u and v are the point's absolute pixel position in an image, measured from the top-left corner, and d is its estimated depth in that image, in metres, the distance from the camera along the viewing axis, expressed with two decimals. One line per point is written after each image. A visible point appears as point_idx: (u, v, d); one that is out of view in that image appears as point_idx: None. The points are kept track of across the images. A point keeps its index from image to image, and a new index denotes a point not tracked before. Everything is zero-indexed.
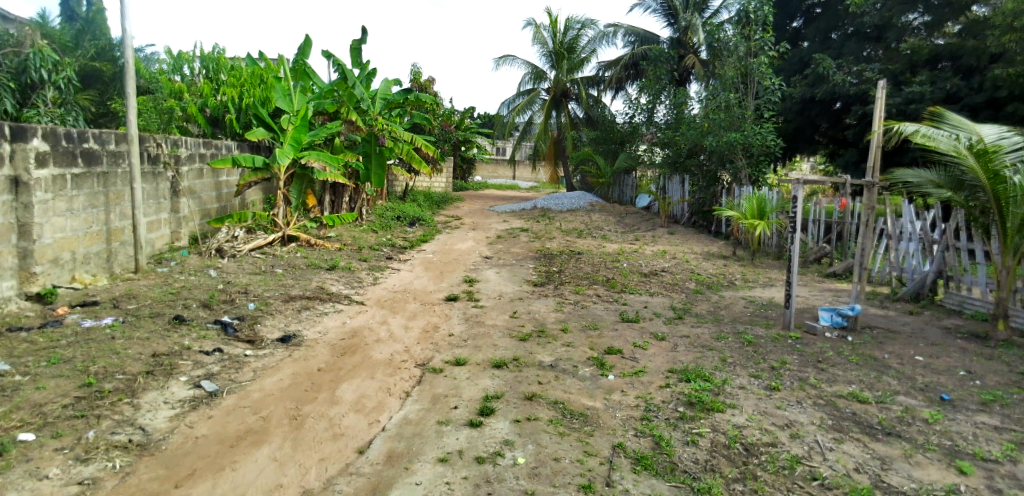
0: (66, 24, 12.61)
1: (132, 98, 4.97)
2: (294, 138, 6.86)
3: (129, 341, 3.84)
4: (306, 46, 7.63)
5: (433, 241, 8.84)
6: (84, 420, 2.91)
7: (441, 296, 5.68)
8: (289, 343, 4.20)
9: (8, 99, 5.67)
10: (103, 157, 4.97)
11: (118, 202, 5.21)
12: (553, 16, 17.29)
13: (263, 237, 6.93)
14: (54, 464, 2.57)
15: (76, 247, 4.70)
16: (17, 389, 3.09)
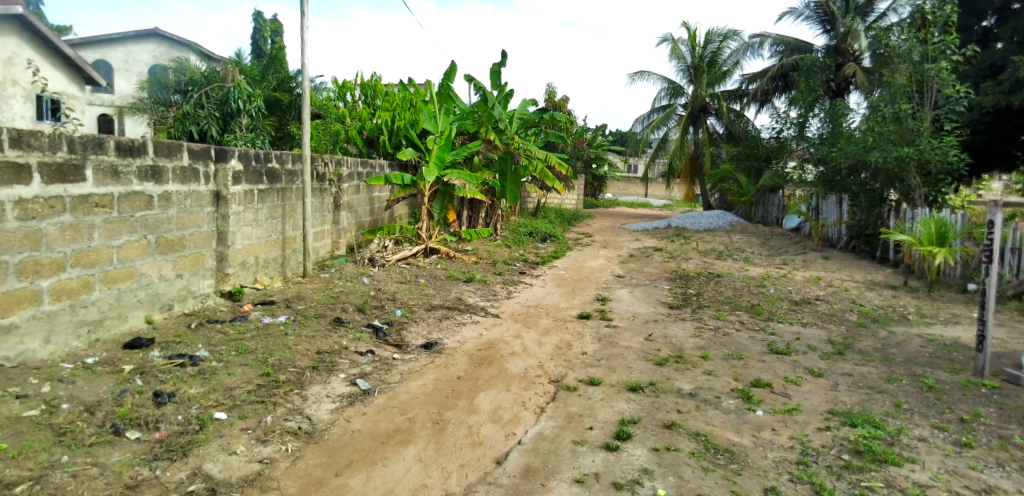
0: (256, 60, 14.71)
1: (307, 123, 5.62)
2: (438, 157, 7.32)
3: (298, 338, 4.31)
4: (451, 71, 8.11)
5: (564, 258, 8.89)
6: (264, 406, 3.30)
7: (574, 313, 5.67)
8: (432, 350, 4.43)
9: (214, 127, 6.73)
10: (282, 175, 5.68)
11: (292, 214, 5.91)
12: (692, 30, 16.80)
13: (408, 248, 7.46)
14: (241, 442, 2.93)
15: (258, 252, 5.40)
16: (213, 373, 3.60)
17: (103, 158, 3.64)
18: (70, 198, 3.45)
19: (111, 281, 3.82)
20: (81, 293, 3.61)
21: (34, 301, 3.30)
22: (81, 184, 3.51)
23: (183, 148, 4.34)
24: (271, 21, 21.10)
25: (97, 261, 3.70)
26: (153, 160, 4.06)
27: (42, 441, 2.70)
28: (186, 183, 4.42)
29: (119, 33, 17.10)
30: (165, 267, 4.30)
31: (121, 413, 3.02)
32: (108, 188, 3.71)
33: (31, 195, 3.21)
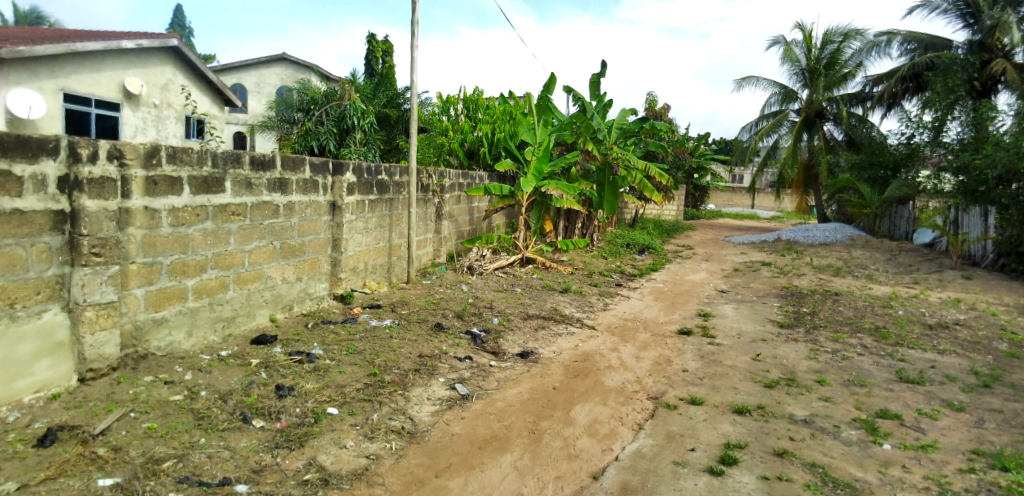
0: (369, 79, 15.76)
1: (414, 137, 5.90)
2: (536, 169, 7.40)
3: (402, 341, 4.52)
4: (550, 82, 8.19)
5: (663, 270, 8.62)
6: (371, 404, 3.49)
7: (674, 328, 5.46)
8: (528, 359, 4.46)
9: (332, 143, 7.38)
10: (391, 187, 6.01)
11: (399, 223, 6.24)
12: (808, 31, 15.78)
13: (505, 257, 7.60)
14: (350, 437, 3.11)
15: (367, 258, 5.74)
16: (327, 370, 3.87)
17: (239, 172, 4.05)
18: (212, 207, 3.87)
19: (242, 282, 4.23)
20: (218, 292, 4.03)
21: (180, 299, 3.73)
22: (221, 195, 3.92)
23: (306, 162, 4.73)
24: (382, 42, 22.55)
25: (232, 264, 4.11)
26: (280, 173, 4.46)
27: (184, 423, 3.03)
28: (307, 194, 4.81)
29: (254, 59, 19.09)
30: (287, 270, 4.70)
31: (249, 402, 3.32)
32: (243, 198, 4.13)
33: (182, 204, 3.63)
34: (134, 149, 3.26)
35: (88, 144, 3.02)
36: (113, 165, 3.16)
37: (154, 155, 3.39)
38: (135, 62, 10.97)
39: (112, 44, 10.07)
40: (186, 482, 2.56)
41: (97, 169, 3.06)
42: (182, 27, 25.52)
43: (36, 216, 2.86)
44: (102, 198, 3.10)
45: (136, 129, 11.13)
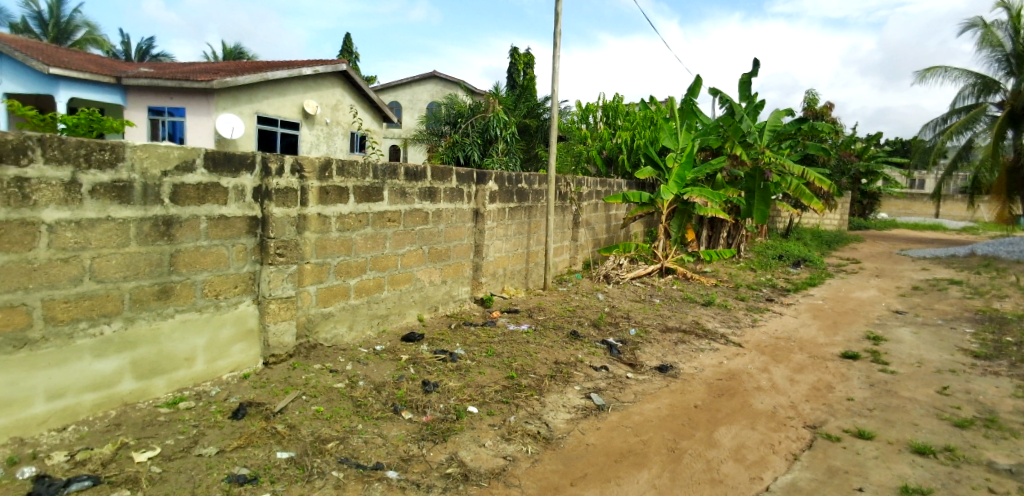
0: (512, 92, 16.38)
1: (554, 146, 5.97)
2: (678, 176, 7.14)
3: (539, 346, 4.60)
4: (696, 85, 7.85)
5: (823, 286, 7.79)
6: (508, 406, 3.58)
7: (836, 351, 4.89)
8: (667, 374, 4.28)
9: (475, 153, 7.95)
10: (530, 194, 6.15)
11: (537, 230, 6.36)
12: (1015, 10, 13.39)
13: (643, 266, 7.41)
14: (489, 437, 3.21)
15: (507, 264, 5.94)
16: (468, 370, 4.05)
17: (395, 182, 4.41)
18: (372, 214, 4.26)
19: (396, 283, 4.60)
20: (375, 291, 4.41)
21: (344, 296, 4.15)
22: (380, 203, 4.30)
23: (453, 173, 5.02)
24: (524, 55, 23.34)
25: (387, 266, 4.48)
26: (430, 183, 4.78)
27: (345, 408, 3.35)
28: (453, 202, 5.10)
29: (406, 78, 20.85)
30: (434, 273, 5.01)
31: (399, 395, 3.58)
32: (398, 206, 4.49)
33: (348, 211, 4.04)
34: (312, 163, 3.69)
35: (277, 160, 3.48)
36: (295, 178, 3.61)
37: (327, 168, 3.81)
38: (312, 86, 12.50)
39: (295, 72, 11.58)
40: (346, 463, 2.82)
41: (282, 181, 3.52)
42: (350, 53, 28.54)
43: (236, 221, 3.36)
44: (286, 205, 3.55)
45: (310, 145, 12.75)
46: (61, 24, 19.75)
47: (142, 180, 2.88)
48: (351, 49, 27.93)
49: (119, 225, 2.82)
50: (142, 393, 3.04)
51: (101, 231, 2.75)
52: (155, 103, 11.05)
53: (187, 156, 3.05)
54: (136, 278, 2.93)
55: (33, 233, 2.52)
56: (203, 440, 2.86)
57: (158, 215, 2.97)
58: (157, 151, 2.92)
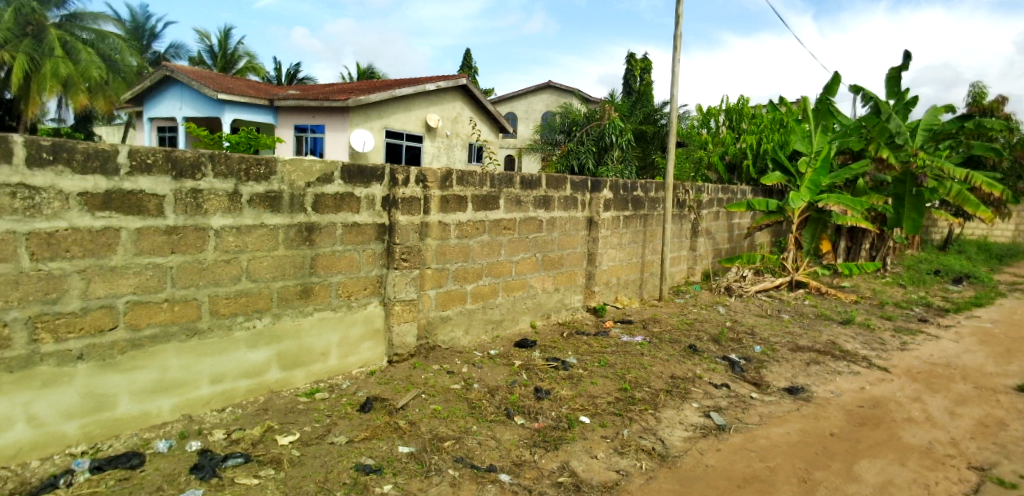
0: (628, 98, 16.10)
1: (672, 152, 5.76)
2: (812, 182, 6.58)
3: (654, 359, 4.45)
4: (833, 83, 7.20)
5: (992, 307, 6.73)
6: (621, 419, 3.49)
7: (1011, 384, 4.20)
8: (798, 396, 3.93)
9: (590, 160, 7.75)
10: (646, 202, 5.99)
11: (653, 239, 6.19)
12: None
13: (770, 279, 6.91)
14: (601, 449, 3.15)
15: (621, 273, 5.83)
16: (580, 379, 4.01)
17: (511, 191, 4.52)
18: (489, 222, 4.39)
19: (510, 290, 4.70)
20: (490, 297, 4.53)
21: (461, 300, 4.31)
22: (496, 211, 4.43)
23: (568, 181, 5.04)
24: (640, 60, 22.96)
25: (502, 272, 4.59)
26: (544, 191, 4.84)
27: (461, 409, 3.47)
28: (567, 210, 5.10)
29: (522, 89, 21.41)
30: (547, 280, 5.05)
31: (512, 400, 3.63)
32: (513, 214, 4.59)
33: (466, 219, 4.20)
34: (434, 174, 3.89)
35: (403, 171, 3.71)
36: (419, 187, 3.82)
37: (448, 178, 4.00)
38: (434, 100, 13.22)
39: (420, 88, 12.33)
40: (462, 462, 2.92)
41: (408, 190, 3.75)
42: (470, 68, 29.82)
43: (367, 227, 3.63)
44: (410, 213, 3.77)
45: (431, 156, 13.50)
46: (227, 55, 22.68)
47: (290, 191, 3.20)
48: (470, 63, 29.14)
49: (271, 231, 3.15)
50: (286, 383, 3.38)
51: (256, 236, 3.10)
52: (300, 121, 12.34)
53: (326, 169, 3.34)
54: (283, 279, 3.26)
55: (204, 237, 2.89)
56: (335, 429, 3.10)
57: (302, 222, 3.29)
58: (302, 164, 3.23)
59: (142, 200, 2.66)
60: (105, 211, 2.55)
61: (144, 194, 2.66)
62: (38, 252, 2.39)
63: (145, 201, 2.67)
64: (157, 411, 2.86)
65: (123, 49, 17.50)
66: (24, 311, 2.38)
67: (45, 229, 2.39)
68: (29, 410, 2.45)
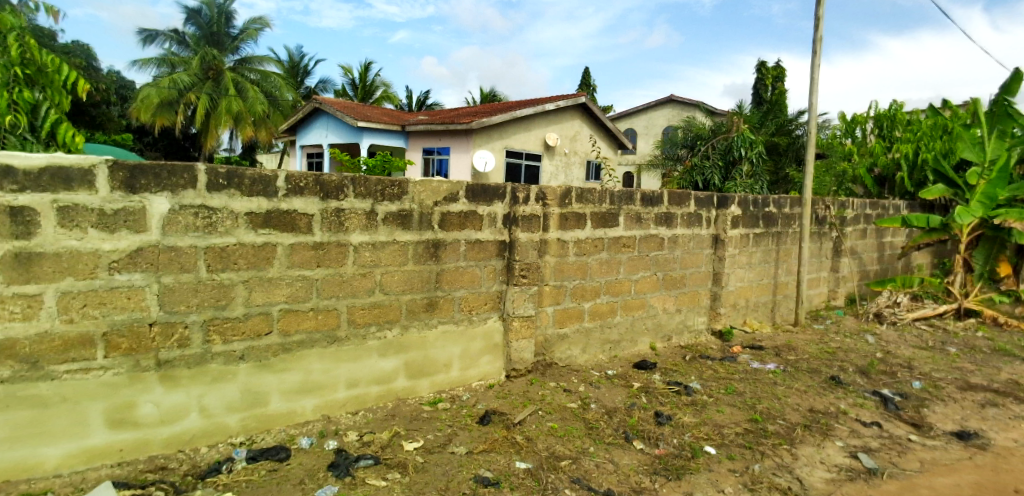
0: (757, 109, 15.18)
1: (810, 165, 5.32)
2: (985, 195, 5.72)
3: (789, 390, 4.09)
4: (1013, 81, 6.23)
5: None
6: (751, 453, 3.23)
7: None
8: (970, 443, 3.38)
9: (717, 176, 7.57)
10: (779, 219, 5.58)
11: (787, 258, 5.73)
12: None
13: (931, 306, 6.08)
14: (728, 483, 2.93)
15: (750, 295, 5.46)
16: (705, 406, 3.79)
17: (631, 208, 4.43)
18: (608, 240, 4.34)
19: (629, 309, 4.59)
20: (608, 316, 4.46)
21: (579, 318, 4.28)
22: (615, 229, 4.36)
23: (692, 197, 4.84)
24: (772, 68, 21.68)
25: (621, 291, 4.50)
26: (666, 208, 4.69)
27: (578, 429, 3.42)
28: (691, 227, 4.90)
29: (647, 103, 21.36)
30: (668, 300, 4.87)
31: (631, 423, 3.52)
32: (633, 231, 4.49)
33: (585, 236, 4.19)
34: (553, 192, 3.94)
35: (524, 189, 3.81)
36: (539, 205, 3.89)
37: (567, 195, 4.02)
38: (552, 119, 13.44)
39: (540, 108, 12.62)
40: (579, 483, 2.87)
41: (528, 208, 3.83)
42: (589, 86, 29.93)
43: (489, 244, 3.75)
44: (530, 231, 3.84)
45: (550, 175, 13.73)
46: (366, 86, 24.88)
47: (419, 209, 3.41)
48: (590, 81, 29.30)
49: (401, 247, 3.38)
50: (411, 391, 3.57)
51: (389, 252, 3.33)
52: (427, 144, 13.18)
53: (453, 189, 3.51)
54: (411, 292, 3.46)
55: (344, 252, 3.17)
56: (455, 439, 3.21)
57: (429, 238, 3.48)
58: (431, 185, 3.43)
59: (294, 218, 2.97)
60: (265, 229, 2.89)
61: (297, 213, 2.97)
62: (213, 264, 2.76)
63: (296, 220, 2.98)
64: (301, 410, 3.15)
65: (282, 85, 19.52)
66: (201, 315, 2.76)
67: (218, 244, 2.76)
68: (202, 402, 2.83)
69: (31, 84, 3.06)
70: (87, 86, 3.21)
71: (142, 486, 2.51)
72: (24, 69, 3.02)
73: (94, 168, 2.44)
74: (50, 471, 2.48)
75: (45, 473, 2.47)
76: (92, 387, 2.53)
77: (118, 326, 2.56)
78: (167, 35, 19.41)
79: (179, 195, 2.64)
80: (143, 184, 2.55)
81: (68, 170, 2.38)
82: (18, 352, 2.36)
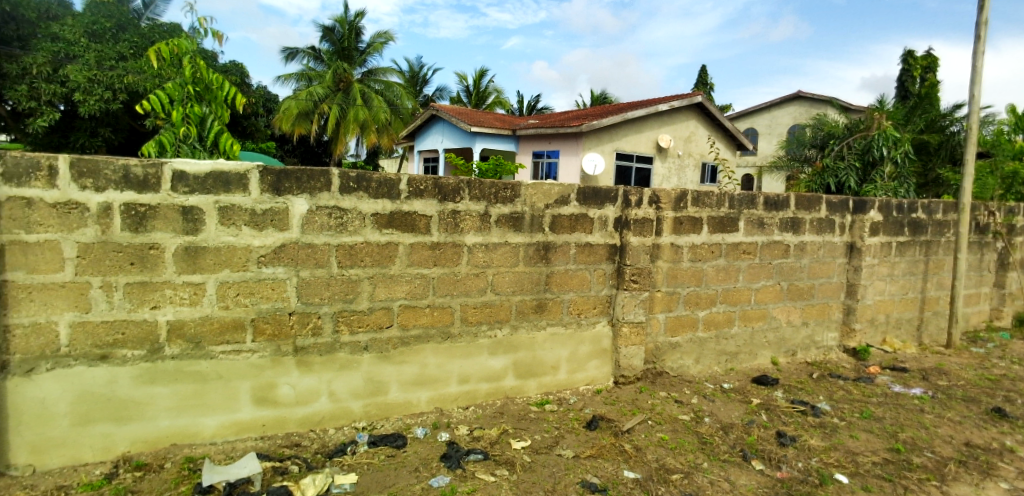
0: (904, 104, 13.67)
1: (970, 165, 4.70)
2: None
3: (939, 419, 3.62)
4: None
5: None
6: (892, 486, 2.90)
7: None
8: None
9: (854, 177, 6.92)
10: (929, 226, 5.02)
11: (937, 271, 5.17)
12: None
13: None
14: None
15: (891, 310, 4.96)
16: (835, 430, 3.47)
17: (753, 212, 4.18)
18: (726, 245, 4.12)
19: (748, 320, 4.33)
20: (725, 326, 4.23)
21: (692, 327, 4.10)
22: (735, 234, 4.13)
23: (823, 201, 4.47)
24: (922, 58, 19.46)
25: (739, 300, 4.25)
26: (793, 213, 4.37)
27: (690, 443, 3.28)
28: (821, 234, 4.52)
29: (770, 100, 20.18)
30: (793, 313, 4.53)
31: (749, 441, 3.31)
32: (754, 237, 4.23)
33: (701, 241, 4.01)
34: (668, 195, 3.82)
35: (637, 192, 3.72)
36: (652, 209, 3.79)
37: (682, 199, 3.88)
38: (665, 120, 13.04)
39: (652, 109, 12.29)
40: None
41: (641, 211, 3.74)
42: (706, 85, 28.62)
43: (599, 248, 3.71)
44: (643, 235, 3.74)
45: (662, 178, 13.34)
46: (480, 93, 25.75)
47: (531, 212, 3.45)
48: (707, 80, 28.07)
49: (513, 249, 3.44)
50: (520, 390, 3.63)
51: (501, 253, 3.41)
52: (537, 147, 13.36)
53: (564, 191, 3.52)
54: (522, 293, 3.52)
55: (459, 252, 3.29)
56: (562, 442, 3.20)
57: (540, 241, 3.52)
58: (543, 188, 3.46)
59: (415, 219, 3.14)
60: (388, 229, 3.08)
61: (417, 214, 3.14)
62: (343, 261, 3.00)
63: (416, 221, 3.14)
64: (417, 401, 3.32)
65: (403, 94, 20.70)
66: (332, 307, 3.00)
67: (348, 243, 2.99)
68: (331, 387, 3.07)
69: (201, 100, 3.50)
70: (244, 100, 3.61)
71: (280, 460, 2.78)
72: (195, 87, 3.46)
73: (247, 173, 2.74)
74: (207, 439, 2.83)
75: (203, 440, 2.82)
76: (242, 367, 2.85)
77: (264, 314, 2.86)
78: (306, 52, 21.41)
79: (316, 197, 2.89)
80: (286, 187, 2.82)
81: (227, 175, 2.70)
82: (185, 332, 2.72)
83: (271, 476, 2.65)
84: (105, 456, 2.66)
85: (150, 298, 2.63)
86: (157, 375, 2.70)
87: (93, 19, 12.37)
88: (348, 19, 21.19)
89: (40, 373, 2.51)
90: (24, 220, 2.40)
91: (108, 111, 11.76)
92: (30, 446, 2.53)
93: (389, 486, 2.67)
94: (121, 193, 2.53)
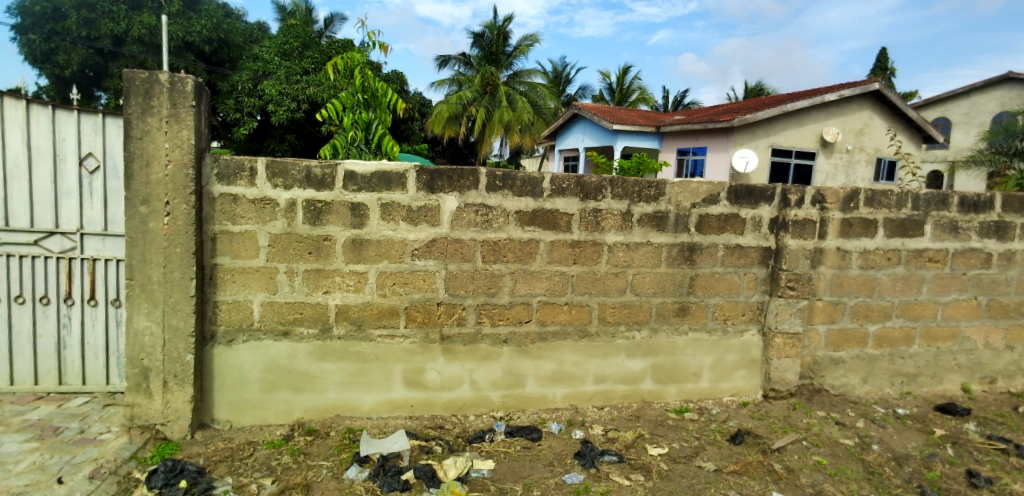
0: None
1: None
2: None
3: None
4: None
5: None
6: None
7: None
8: None
9: None
10: None
11: None
12: None
13: None
14: None
15: None
16: None
17: (945, 214, 3.62)
18: (907, 252, 3.61)
19: (933, 339, 3.76)
20: (902, 345, 3.71)
21: (861, 343, 3.66)
22: (919, 239, 3.61)
23: None
24: None
25: (922, 315, 3.71)
26: (999, 216, 3.71)
27: (855, 471, 2.92)
28: None
29: (971, 84, 17.20)
30: (994, 334, 3.86)
31: (930, 477, 2.88)
32: (945, 243, 3.65)
33: (875, 247, 3.55)
34: (835, 194, 3.44)
35: (798, 191, 3.40)
36: (815, 209, 3.44)
37: (853, 198, 3.47)
38: (833, 110, 11.74)
39: (817, 100, 11.14)
40: None
41: (801, 212, 3.41)
42: (885, 70, 25.21)
43: (751, 251, 3.45)
44: (802, 238, 3.41)
45: (826, 175, 12.07)
46: (623, 90, 25.34)
47: (676, 211, 3.32)
48: (885, 65, 24.78)
49: (655, 249, 3.34)
50: (658, 395, 3.51)
51: (642, 253, 3.33)
52: (682, 144, 12.82)
53: (714, 190, 3.33)
54: (663, 295, 3.40)
55: (600, 251, 3.27)
56: (703, 453, 3.03)
57: (685, 242, 3.37)
58: (690, 186, 3.31)
59: (557, 217, 3.18)
60: (530, 227, 3.16)
61: (559, 212, 3.18)
62: (487, 256, 3.14)
63: (558, 219, 3.19)
64: (553, 396, 3.37)
65: (546, 94, 21.06)
66: (476, 300, 3.16)
67: (492, 239, 3.12)
68: (473, 376, 3.24)
69: (369, 106, 3.87)
70: (404, 105, 3.91)
71: (426, 439, 3.00)
72: (364, 95, 3.83)
73: (406, 173, 2.98)
74: (365, 413, 3.14)
75: (362, 414, 3.14)
76: (397, 350, 3.11)
77: (416, 303, 3.09)
78: (458, 58, 22.71)
79: (465, 194, 3.06)
80: (439, 185, 3.02)
81: (389, 174, 2.96)
82: (351, 315, 3.04)
83: (417, 453, 2.87)
84: (285, 420, 3.07)
85: (323, 283, 2.98)
86: (327, 352, 3.05)
87: (284, 40, 14.07)
88: (497, 25, 22.06)
89: (238, 344, 2.97)
90: (230, 213, 2.85)
91: (293, 119, 13.45)
92: (229, 405, 3.01)
93: (524, 477, 2.74)
94: (304, 191, 2.89)
